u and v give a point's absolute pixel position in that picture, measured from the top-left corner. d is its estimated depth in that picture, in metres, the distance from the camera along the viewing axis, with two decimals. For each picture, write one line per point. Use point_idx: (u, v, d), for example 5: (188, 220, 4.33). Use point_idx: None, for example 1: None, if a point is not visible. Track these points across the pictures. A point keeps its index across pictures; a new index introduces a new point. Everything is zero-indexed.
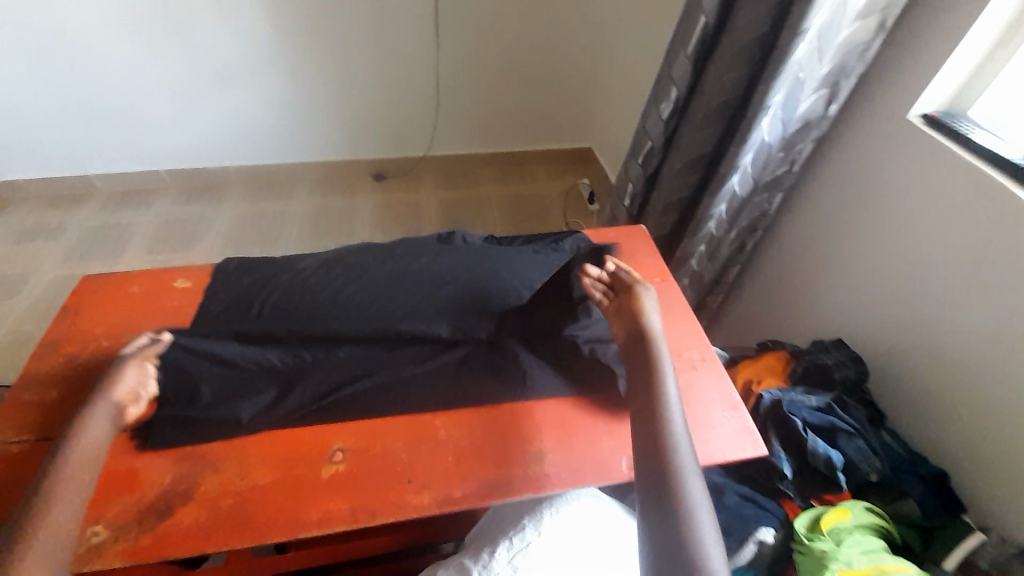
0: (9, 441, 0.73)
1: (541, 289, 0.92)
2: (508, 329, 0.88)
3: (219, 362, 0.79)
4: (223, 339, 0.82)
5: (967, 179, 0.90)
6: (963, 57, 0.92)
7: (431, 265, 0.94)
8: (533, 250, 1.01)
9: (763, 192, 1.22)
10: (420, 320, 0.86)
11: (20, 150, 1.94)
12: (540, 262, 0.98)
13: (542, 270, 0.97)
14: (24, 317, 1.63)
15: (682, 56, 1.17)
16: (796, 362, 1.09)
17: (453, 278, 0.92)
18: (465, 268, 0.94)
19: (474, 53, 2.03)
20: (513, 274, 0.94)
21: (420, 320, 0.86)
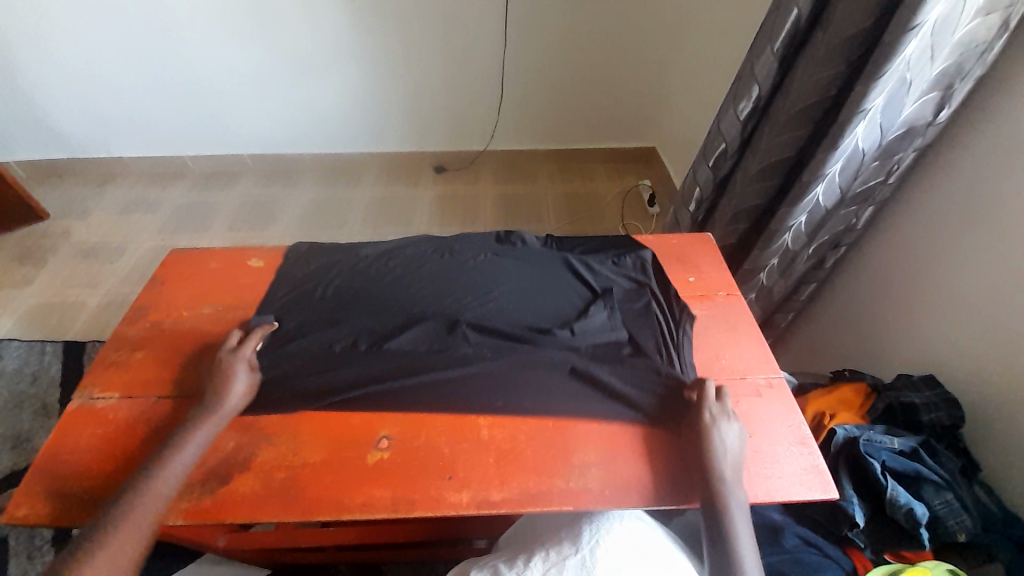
0: (101, 395, 0.81)
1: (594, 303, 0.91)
2: (562, 343, 0.85)
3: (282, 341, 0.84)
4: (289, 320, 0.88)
5: None
6: None
7: (486, 269, 0.96)
8: (590, 263, 0.98)
9: (852, 204, 1.10)
10: (472, 321, 0.87)
11: (129, 131, 2.16)
12: (596, 278, 0.95)
13: (596, 284, 0.94)
14: (122, 282, 1.82)
15: (769, 52, 1.08)
16: (876, 397, 0.98)
17: (505, 285, 0.93)
18: (519, 278, 0.95)
19: (542, 48, 2.00)
20: (565, 287, 0.94)
21: (472, 321, 0.87)
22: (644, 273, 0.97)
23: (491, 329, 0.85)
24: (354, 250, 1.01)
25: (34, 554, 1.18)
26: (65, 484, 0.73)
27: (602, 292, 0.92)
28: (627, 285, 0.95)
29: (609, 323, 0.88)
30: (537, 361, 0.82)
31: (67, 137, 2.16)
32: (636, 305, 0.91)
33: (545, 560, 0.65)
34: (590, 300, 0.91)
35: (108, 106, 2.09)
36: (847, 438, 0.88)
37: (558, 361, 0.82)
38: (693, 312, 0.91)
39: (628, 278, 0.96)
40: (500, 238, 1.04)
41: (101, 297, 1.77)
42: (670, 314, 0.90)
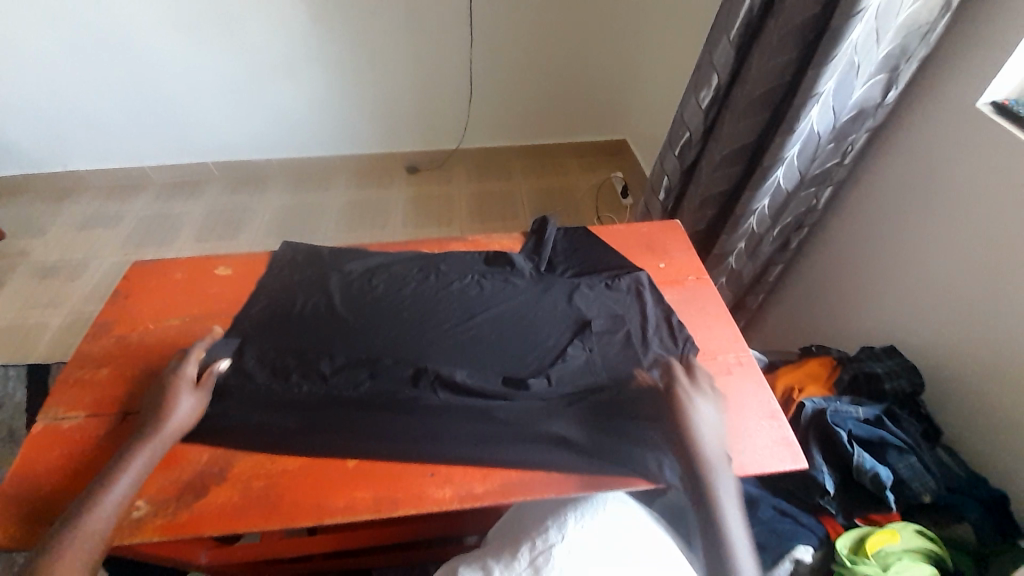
0: (63, 416, 0.79)
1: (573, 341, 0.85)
2: (536, 390, 0.79)
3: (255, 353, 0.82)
4: (261, 334, 0.86)
5: None
6: None
7: (471, 297, 0.92)
8: (580, 286, 0.94)
9: (811, 186, 1.14)
10: (443, 362, 0.82)
11: (84, 144, 2.08)
12: (585, 304, 0.91)
13: (578, 317, 0.89)
14: (86, 299, 1.76)
15: (725, 40, 1.11)
16: (842, 369, 1.02)
17: (488, 314, 0.89)
18: (503, 307, 0.90)
19: (508, 44, 2.00)
20: (547, 323, 0.88)
21: (443, 362, 0.82)
22: (638, 299, 0.92)
23: (455, 383, 0.79)
24: (325, 254, 1.00)
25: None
26: (32, 509, 0.70)
27: (589, 321, 0.88)
28: (617, 310, 0.90)
29: (589, 366, 0.83)
30: (511, 416, 0.77)
31: (16, 152, 2.06)
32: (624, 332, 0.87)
33: (531, 550, 0.66)
34: (574, 330, 0.87)
35: (59, 118, 2.00)
36: (816, 410, 0.91)
37: (533, 411, 0.77)
38: (693, 349, 0.85)
39: (620, 303, 0.91)
40: (489, 255, 1.00)
41: (64, 317, 1.70)
42: (666, 349, 0.85)
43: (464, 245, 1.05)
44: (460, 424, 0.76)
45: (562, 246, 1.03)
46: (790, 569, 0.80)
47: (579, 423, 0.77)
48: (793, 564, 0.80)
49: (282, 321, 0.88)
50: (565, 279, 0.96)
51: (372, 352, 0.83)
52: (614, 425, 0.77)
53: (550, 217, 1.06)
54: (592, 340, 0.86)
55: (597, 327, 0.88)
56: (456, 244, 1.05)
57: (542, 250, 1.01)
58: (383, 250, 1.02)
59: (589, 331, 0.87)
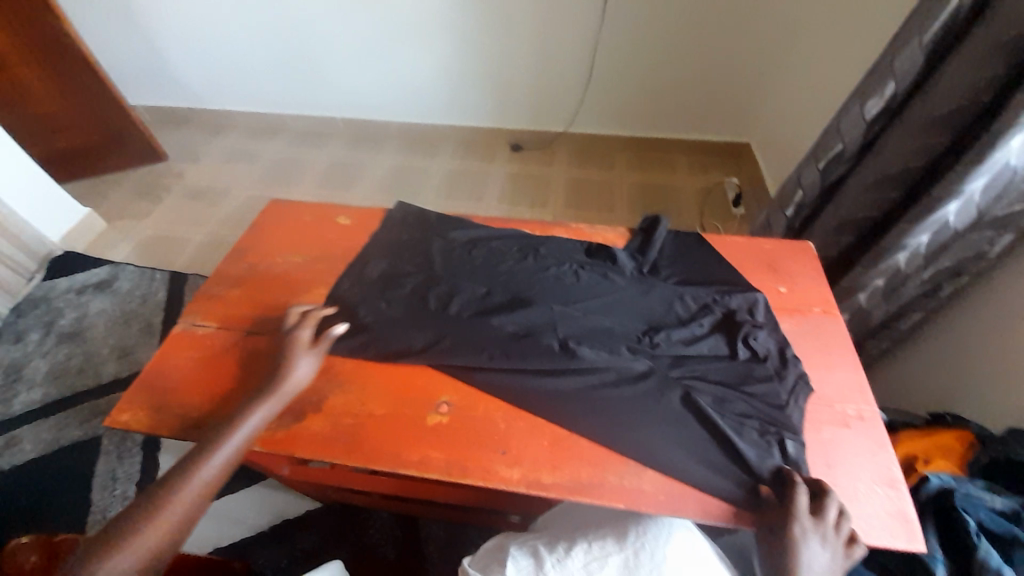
0: (199, 324, 0.90)
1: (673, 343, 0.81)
2: (625, 377, 0.78)
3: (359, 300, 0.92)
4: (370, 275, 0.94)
5: None
6: None
7: (567, 284, 0.90)
8: (685, 294, 0.88)
9: (988, 228, 0.95)
10: (529, 326, 0.84)
11: (238, 88, 2.34)
12: (685, 310, 0.86)
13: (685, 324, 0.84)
14: (223, 224, 2.01)
15: (915, 44, 0.95)
16: (981, 450, 0.86)
17: (583, 303, 0.87)
18: (599, 299, 0.87)
19: (641, 27, 1.88)
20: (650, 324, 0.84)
21: (530, 326, 0.84)
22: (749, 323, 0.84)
23: (543, 347, 0.81)
24: (433, 218, 1.03)
25: (123, 455, 1.37)
26: (169, 398, 0.82)
27: (686, 330, 0.83)
28: (722, 329, 0.83)
29: (693, 373, 0.78)
30: (587, 400, 0.76)
31: (188, 87, 2.38)
32: (724, 343, 0.81)
33: (586, 552, 0.63)
34: (673, 334, 0.82)
35: (224, 62, 2.26)
36: (941, 488, 0.79)
37: (619, 400, 0.76)
38: (806, 391, 0.76)
39: (728, 318, 0.84)
40: (591, 247, 0.97)
41: (202, 236, 1.96)
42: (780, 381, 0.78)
43: (568, 232, 1.03)
44: (539, 409, 0.76)
45: (669, 251, 0.97)
46: None
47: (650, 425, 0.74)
48: None
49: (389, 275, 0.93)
50: (668, 285, 0.90)
51: (459, 314, 0.86)
52: (697, 445, 0.72)
53: (663, 219, 1.00)
54: (687, 346, 0.81)
55: (695, 335, 0.82)
56: (560, 230, 1.04)
57: (651, 248, 0.96)
58: (489, 225, 1.03)
59: (684, 338, 0.82)
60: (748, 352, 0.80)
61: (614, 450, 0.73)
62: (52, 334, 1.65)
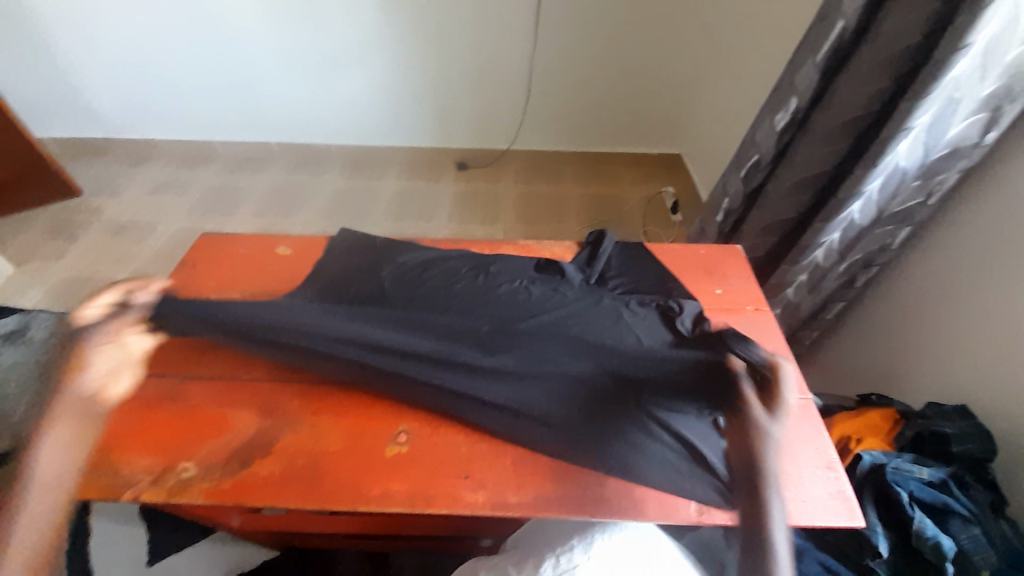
0: (126, 372, 0.83)
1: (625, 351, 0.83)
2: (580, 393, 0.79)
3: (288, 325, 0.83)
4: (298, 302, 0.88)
5: None
6: None
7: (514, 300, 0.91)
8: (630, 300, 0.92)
9: (889, 223, 1.07)
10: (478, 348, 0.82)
11: (162, 116, 2.21)
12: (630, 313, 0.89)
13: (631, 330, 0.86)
14: (152, 260, 1.87)
15: (811, 63, 1.06)
16: (905, 425, 0.95)
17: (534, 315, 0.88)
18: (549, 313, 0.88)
19: (574, 47, 1.98)
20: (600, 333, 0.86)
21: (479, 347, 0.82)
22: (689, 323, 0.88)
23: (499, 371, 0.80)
24: (380, 244, 1.02)
25: None
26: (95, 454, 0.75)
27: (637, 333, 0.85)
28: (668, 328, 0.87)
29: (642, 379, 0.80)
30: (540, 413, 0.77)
31: (103, 116, 2.22)
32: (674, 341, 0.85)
33: (554, 566, 0.66)
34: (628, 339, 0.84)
35: (143, 89, 2.13)
36: (874, 464, 0.86)
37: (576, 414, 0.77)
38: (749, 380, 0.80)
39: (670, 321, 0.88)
40: (541, 263, 0.99)
41: (128, 275, 1.81)
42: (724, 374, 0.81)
43: (517, 250, 1.05)
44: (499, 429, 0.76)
45: (615, 261, 1.01)
46: None
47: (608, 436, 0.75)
48: None
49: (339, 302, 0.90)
50: (615, 294, 0.93)
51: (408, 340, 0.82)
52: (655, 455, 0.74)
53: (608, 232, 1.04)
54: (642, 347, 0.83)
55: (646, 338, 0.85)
56: (509, 247, 1.05)
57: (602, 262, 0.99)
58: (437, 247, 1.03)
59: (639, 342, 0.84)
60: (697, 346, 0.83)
61: (575, 461, 0.74)
62: None
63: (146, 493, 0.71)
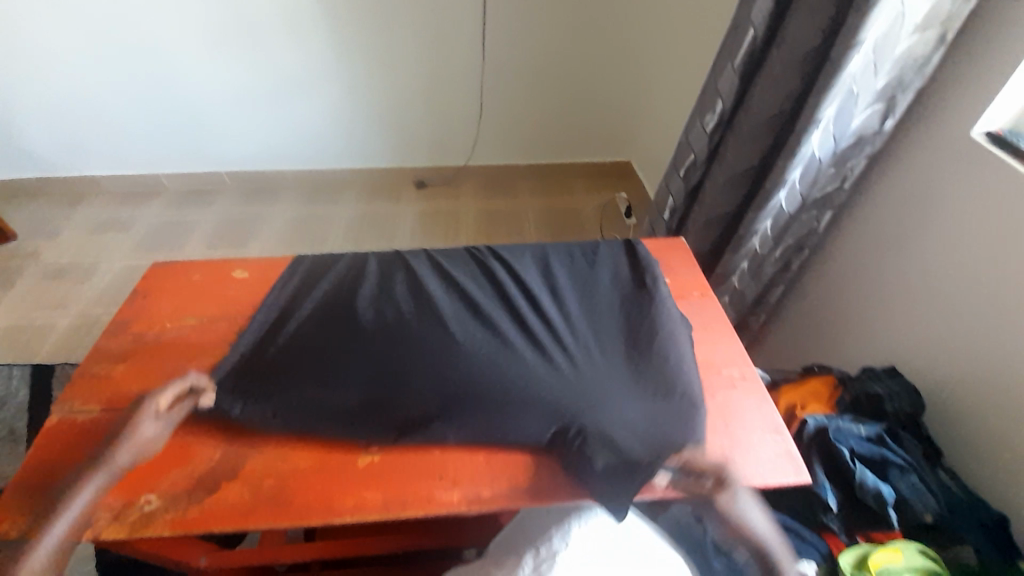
0: (78, 411, 0.80)
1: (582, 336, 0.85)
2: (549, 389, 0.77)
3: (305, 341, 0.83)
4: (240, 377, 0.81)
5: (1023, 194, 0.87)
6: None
7: (444, 307, 0.86)
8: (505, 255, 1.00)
9: (812, 209, 1.18)
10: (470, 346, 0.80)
11: (100, 151, 2.13)
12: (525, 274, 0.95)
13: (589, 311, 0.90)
14: (94, 303, 1.80)
15: (730, 69, 1.16)
16: (844, 389, 1.03)
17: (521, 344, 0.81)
18: (548, 368, 0.78)
19: (517, 68, 2.07)
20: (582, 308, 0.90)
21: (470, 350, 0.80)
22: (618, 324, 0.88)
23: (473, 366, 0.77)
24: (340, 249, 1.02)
25: None
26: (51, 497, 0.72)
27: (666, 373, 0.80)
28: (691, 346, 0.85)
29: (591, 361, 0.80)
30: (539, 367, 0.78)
31: (37, 156, 2.12)
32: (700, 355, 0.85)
33: (535, 557, 0.72)
34: (638, 361, 0.81)
35: (78, 124, 2.06)
36: (818, 427, 0.92)
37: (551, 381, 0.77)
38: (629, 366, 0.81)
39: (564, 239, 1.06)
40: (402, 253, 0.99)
41: (71, 320, 1.75)
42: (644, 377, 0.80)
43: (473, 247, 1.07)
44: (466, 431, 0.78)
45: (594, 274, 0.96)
46: None
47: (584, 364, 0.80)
48: None
49: (316, 264, 0.99)
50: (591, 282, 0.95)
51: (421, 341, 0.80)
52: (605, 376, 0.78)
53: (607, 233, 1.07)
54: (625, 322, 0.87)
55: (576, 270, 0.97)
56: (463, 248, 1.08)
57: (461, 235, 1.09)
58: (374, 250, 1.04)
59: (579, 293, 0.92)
60: None
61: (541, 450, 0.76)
62: None
63: (106, 530, 0.68)
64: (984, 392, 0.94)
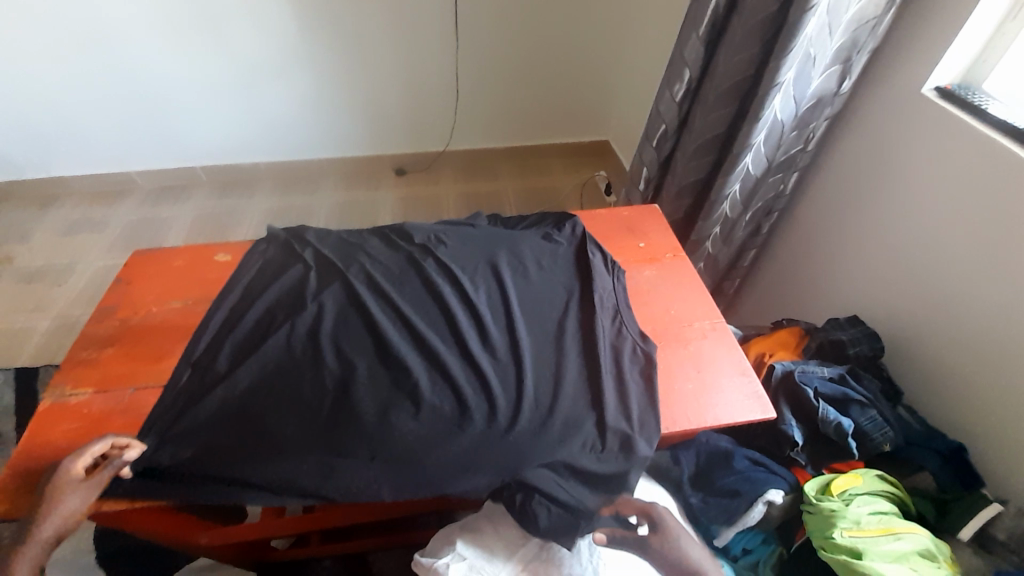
0: (68, 394, 0.82)
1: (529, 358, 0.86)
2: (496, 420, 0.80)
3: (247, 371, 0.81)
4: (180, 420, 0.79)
5: (969, 145, 0.93)
6: (968, 38, 0.94)
7: (387, 334, 0.85)
8: (452, 268, 0.95)
9: (777, 171, 1.23)
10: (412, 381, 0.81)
11: (66, 150, 2.08)
12: (472, 289, 0.92)
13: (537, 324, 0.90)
14: (73, 304, 1.79)
15: (695, 37, 1.19)
16: (811, 338, 1.10)
17: (463, 378, 0.82)
18: (494, 403, 0.80)
19: (490, 48, 2.07)
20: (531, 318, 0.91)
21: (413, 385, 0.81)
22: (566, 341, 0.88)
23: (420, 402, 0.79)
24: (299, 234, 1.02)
25: None
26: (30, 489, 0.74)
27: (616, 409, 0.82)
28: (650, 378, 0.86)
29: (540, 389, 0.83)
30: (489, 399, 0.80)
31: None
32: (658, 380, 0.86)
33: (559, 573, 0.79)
34: (588, 389, 0.84)
35: (41, 123, 2.00)
36: (785, 371, 0.99)
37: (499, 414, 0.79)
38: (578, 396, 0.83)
39: (518, 241, 1.02)
40: (341, 268, 0.95)
41: (51, 322, 1.73)
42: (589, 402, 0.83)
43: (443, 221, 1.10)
44: None
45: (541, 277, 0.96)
46: (763, 511, 0.86)
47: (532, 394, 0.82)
48: (766, 506, 0.86)
49: (255, 281, 0.95)
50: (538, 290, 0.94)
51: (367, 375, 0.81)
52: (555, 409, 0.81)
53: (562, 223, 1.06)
54: (575, 343, 0.88)
55: (527, 280, 0.95)
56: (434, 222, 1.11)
57: (404, 236, 1.04)
58: (330, 236, 1.03)
59: (531, 309, 0.91)
60: None
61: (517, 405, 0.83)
62: None
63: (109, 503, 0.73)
64: (935, 333, 1.01)
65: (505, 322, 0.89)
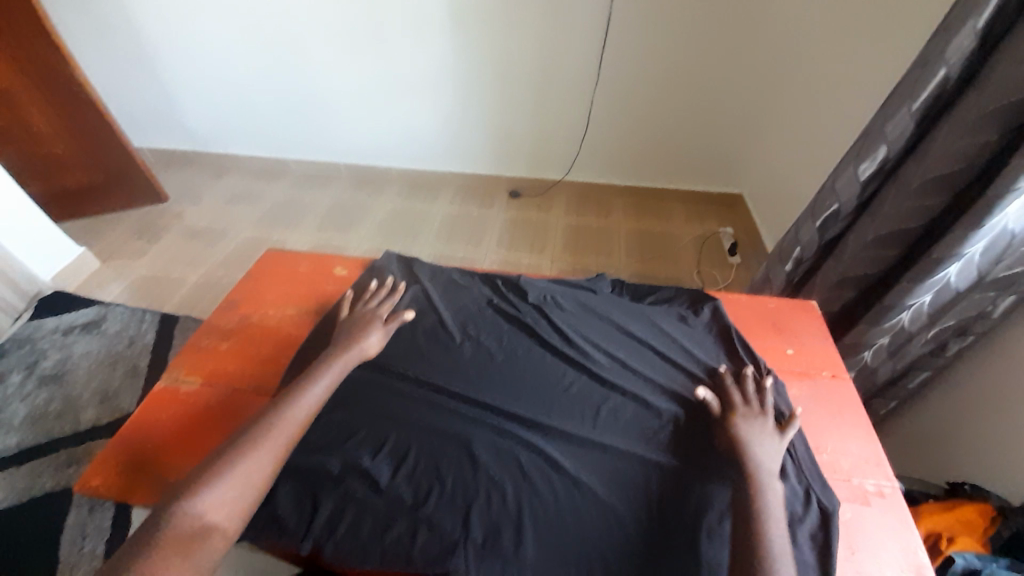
0: (182, 381, 0.87)
1: (637, 451, 0.76)
2: (589, 518, 0.70)
3: (358, 398, 0.82)
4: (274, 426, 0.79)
5: None
6: None
7: (490, 395, 0.82)
8: (564, 335, 0.91)
9: (991, 289, 0.95)
10: (513, 446, 0.77)
11: (242, 132, 2.39)
12: (587, 361, 0.87)
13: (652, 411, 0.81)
14: (217, 266, 2.02)
15: (904, 110, 0.98)
16: (1006, 526, 0.87)
17: (563, 461, 0.75)
18: (586, 498, 0.72)
19: (634, 86, 1.97)
20: (645, 407, 0.81)
21: (510, 451, 0.76)
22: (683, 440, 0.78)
23: (522, 471, 0.74)
24: (406, 272, 1.04)
25: (95, 509, 1.35)
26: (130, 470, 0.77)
27: None
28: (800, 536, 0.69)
29: (645, 493, 0.73)
30: (584, 486, 0.73)
31: (193, 130, 2.44)
32: (817, 542, 0.69)
33: None
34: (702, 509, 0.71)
35: (226, 104, 2.31)
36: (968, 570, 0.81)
37: (595, 508, 0.71)
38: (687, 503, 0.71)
39: (650, 324, 0.93)
40: (446, 316, 0.94)
41: (195, 279, 1.97)
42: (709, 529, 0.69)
43: (552, 278, 1.06)
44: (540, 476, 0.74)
45: (662, 361, 0.88)
46: None
47: (635, 498, 0.72)
48: None
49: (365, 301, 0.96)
50: (656, 374, 0.86)
51: (461, 430, 0.78)
52: (656, 522, 0.70)
53: (710, 306, 0.98)
54: (700, 451, 0.76)
55: (644, 360, 0.88)
56: (545, 276, 1.07)
57: (516, 290, 0.99)
58: (449, 274, 1.04)
59: (645, 396, 0.83)
60: (982, 31, 0.84)
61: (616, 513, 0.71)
62: (33, 375, 1.66)
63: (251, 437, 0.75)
64: None
65: (613, 405, 0.82)
